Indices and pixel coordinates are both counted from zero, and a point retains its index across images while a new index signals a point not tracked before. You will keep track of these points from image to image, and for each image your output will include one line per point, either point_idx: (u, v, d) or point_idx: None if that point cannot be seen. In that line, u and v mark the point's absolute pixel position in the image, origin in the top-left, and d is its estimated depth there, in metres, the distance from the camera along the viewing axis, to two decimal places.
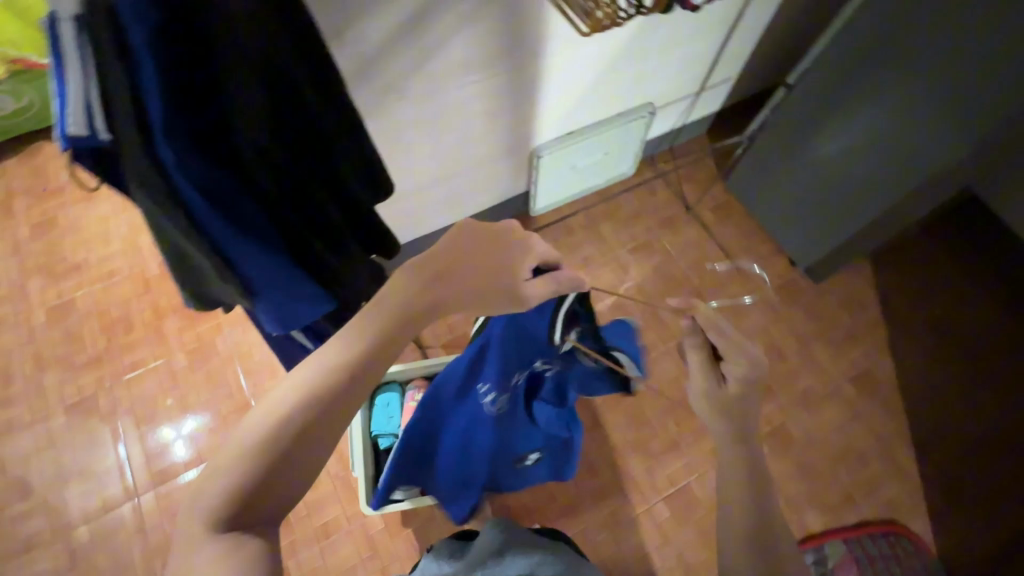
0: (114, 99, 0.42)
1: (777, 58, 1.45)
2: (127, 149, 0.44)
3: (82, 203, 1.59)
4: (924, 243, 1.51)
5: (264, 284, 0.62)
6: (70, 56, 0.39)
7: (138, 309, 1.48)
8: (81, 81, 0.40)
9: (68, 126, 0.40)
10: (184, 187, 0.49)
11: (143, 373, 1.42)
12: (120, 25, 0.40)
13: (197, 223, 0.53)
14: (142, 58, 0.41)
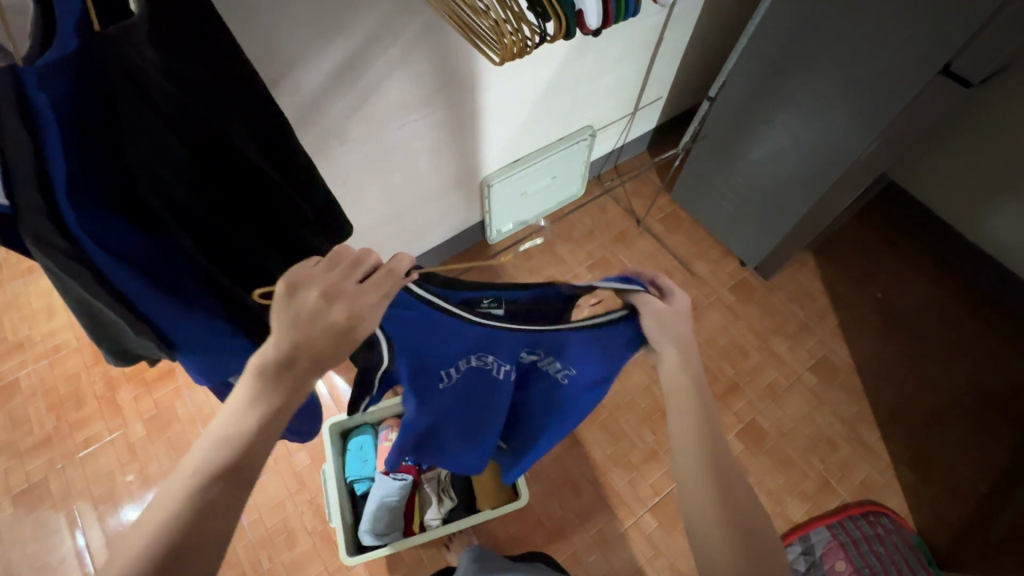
0: (15, 166, 0.37)
1: (700, 76, 1.56)
2: (28, 219, 0.39)
3: (22, 278, 1.53)
4: (858, 232, 1.61)
5: (188, 340, 0.56)
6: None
7: (89, 381, 1.42)
8: None
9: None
10: (93, 252, 0.44)
11: (97, 449, 1.35)
12: (26, 96, 0.37)
13: (108, 284, 0.46)
14: (46, 122, 0.38)
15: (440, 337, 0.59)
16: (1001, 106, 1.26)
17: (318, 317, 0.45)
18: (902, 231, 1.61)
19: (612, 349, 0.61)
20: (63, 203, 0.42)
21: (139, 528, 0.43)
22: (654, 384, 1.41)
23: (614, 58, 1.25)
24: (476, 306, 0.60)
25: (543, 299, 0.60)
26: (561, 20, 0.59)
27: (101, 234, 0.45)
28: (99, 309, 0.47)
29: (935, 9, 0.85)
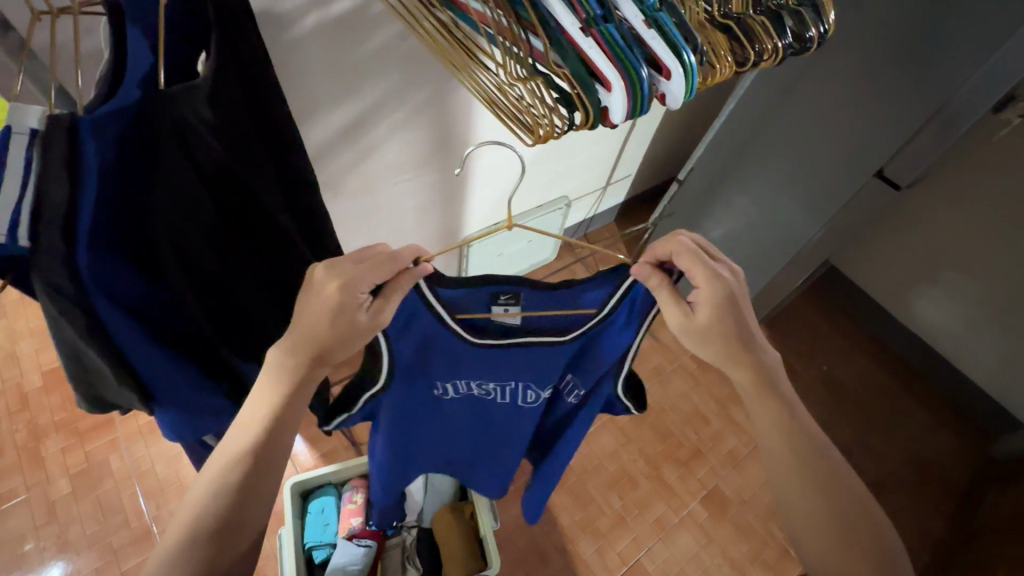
0: (49, 207, 0.37)
1: (665, 159, 1.71)
2: (43, 262, 0.38)
3: None
4: (804, 309, 1.75)
5: (165, 391, 0.52)
6: (15, 171, 0.35)
7: (10, 430, 1.28)
8: (19, 189, 0.36)
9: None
10: (97, 297, 0.42)
11: (7, 509, 1.19)
12: (76, 144, 0.38)
13: (103, 326, 0.44)
14: (87, 169, 0.39)
15: (442, 353, 0.66)
16: (922, 206, 1.45)
17: (332, 301, 0.49)
18: (842, 310, 1.76)
19: (609, 345, 0.67)
20: (80, 249, 0.40)
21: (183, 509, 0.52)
22: (621, 449, 1.42)
23: (591, 138, 1.35)
24: (487, 317, 0.64)
25: (540, 308, 0.63)
26: (593, 107, 0.47)
27: (112, 281, 0.43)
28: (87, 356, 0.44)
29: (863, 127, 1.01)
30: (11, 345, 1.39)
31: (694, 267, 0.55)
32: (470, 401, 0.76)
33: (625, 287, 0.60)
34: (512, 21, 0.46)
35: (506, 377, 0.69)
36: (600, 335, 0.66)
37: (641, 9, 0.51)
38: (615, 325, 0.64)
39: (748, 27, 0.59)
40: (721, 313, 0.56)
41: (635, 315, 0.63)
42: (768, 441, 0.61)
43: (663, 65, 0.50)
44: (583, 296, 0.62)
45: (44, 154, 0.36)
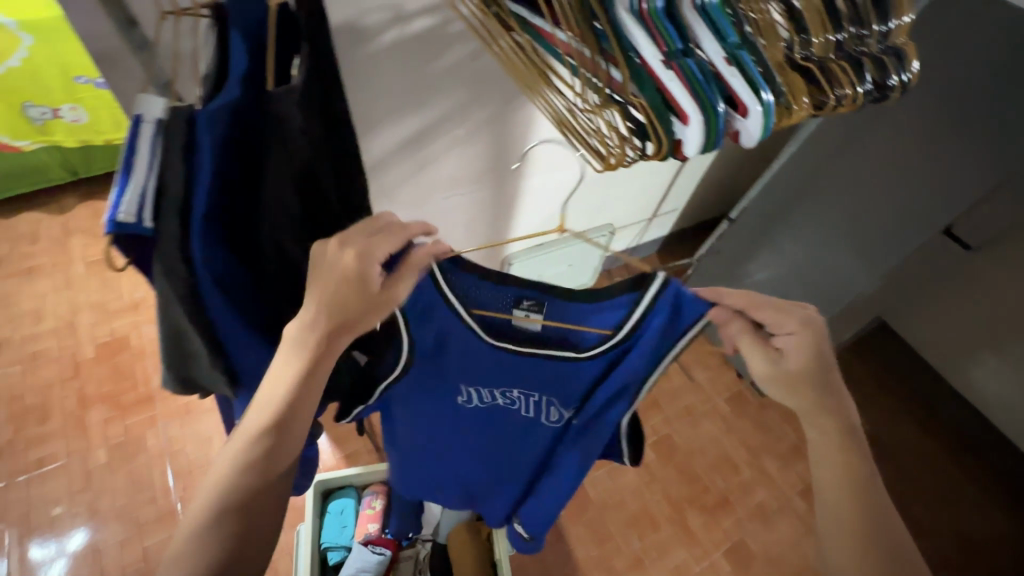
0: (169, 191, 0.37)
1: (715, 197, 1.68)
2: (164, 245, 0.38)
3: (22, 278, 1.53)
4: (848, 361, 1.68)
5: (248, 376, 0.52)
6: (142, 159, 0.37)
7: (61, 396, 1.34)
8: (143, 174, 0.37)
9: (115, 212, 0.35)
10: (206, 287, 0.41)
11: (48, 472, 1.25)
12: (192, 137, 0.39)
13: (204, 315, 0.43)
14: (200, 159, 0.39)
15: (462, 356, 0.66)
16: (986, 269, 1.37)
17: (343, 273, 0.45)
18: (891, 368, 1.68)
19: (631, 365, 0.63)
20: (195, 236, 0.39)
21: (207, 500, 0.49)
22: (645, 487, 1.38)
23: (640, 169, 1.35)
24: (506, 316, 0.63)
25: (567, 311, 0.62)
26: (667, 140, 0.47)
27: (223, 272, 0.42)
28: (188, 335, 0.44)
29: (928, 184, 0.98)
30: (71, 315, 1.47)
31: (784, 317, 0.53)
32: (492, 420, 0.74)
33: (652, 294, 0.57)
34: (594, 51, 0.47)
35: (526, 388, 0.68)
36: (622, 348, 0.62)
37: (721, 46, 0.51)
38: (648, 335, 0.60)
39: (828, 70, 0.58)
40: (815, 359, 0.54)
41: (661, 333, 0.59)
42: (824, 490, 0.55)
43: (740, 103, 0.50)
44: (609, 303, 0.59)
45: (165, 143, 0.37)
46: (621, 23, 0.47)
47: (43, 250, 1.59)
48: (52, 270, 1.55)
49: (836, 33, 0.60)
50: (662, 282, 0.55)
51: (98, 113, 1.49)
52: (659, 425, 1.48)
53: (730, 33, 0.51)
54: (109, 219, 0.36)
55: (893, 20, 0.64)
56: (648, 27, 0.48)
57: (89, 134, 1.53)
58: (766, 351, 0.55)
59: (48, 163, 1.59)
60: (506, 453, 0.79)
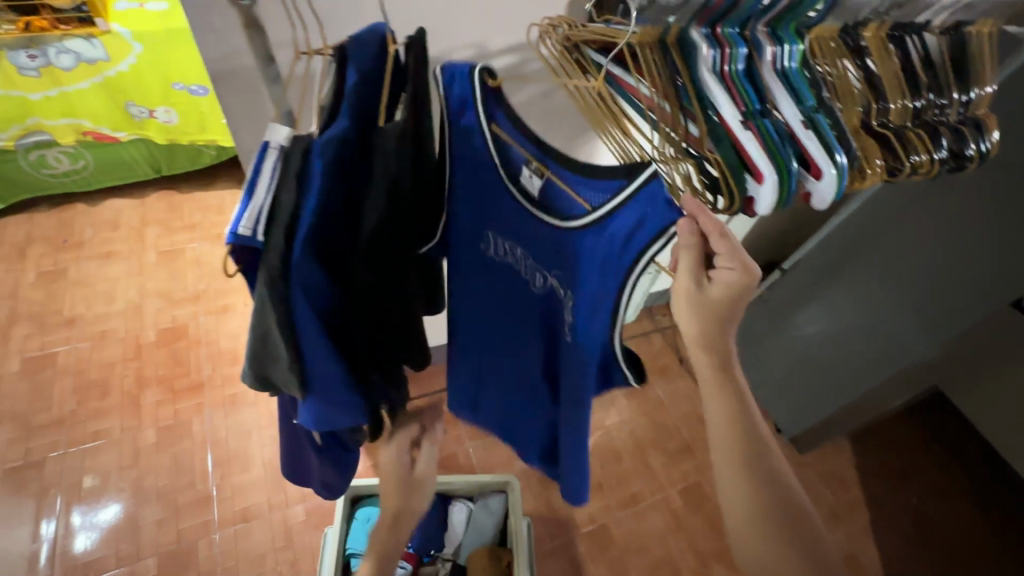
0: (280, 209, 0.42)
1: (767, 245, 1.66)
2: (269, 257, 0.42)
3: (100, 261, 1.65)
4: (897, 430, 1.60)
5: (322, 392, 0.52)
6: (264, 180, 0.41)
7: (121, 374, 1.43)
8: (263, 193, 0.42)
9: (236, 226, 0.41)
10: (296, 295, 0.45)
11: (101, 445, 1.32)
12: (306, 162, 0.42)
13: (292, 322, 0.46)
14: (310, 180, 0.42)
15: (495, 204, 0.60)
16: None
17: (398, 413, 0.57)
18: (942, 443, 1.59)
19: (598, 273, 0.52)
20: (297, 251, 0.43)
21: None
22: (670, 535, 1.34)
23: None
24: (517, 164, 0.55)
25: (566, 189, 0.52)
26: (739, 194, 0.48)
27: (313, 285, 0.46)
28: (275, 341, 0.47)
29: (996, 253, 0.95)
30: (139, 300, 1.58)
31: (723, 247, 0.51)
32: (512, 284, 0.68)
33: (632, 190, 0.45)
34: (674, 108, 0.49)
35: (534, 253, 0.60)
36: (602, 247, 0.50)
37: (799, 109, 0.52)
38: (613, 233, 0.48)
39: (904, 137, 0.58)
40: (736, 298, 0.53)
41: (637, 237, 0.46)
42: (716, 439, 0.59)
43: (813, 165, 0.50)
44: (595, 180, 0.48)
45: (283, 167, 0.42)
46: (703, 82, 0.49)
47: (122, 236, 1.72)
48: (126, 256, 1.68)
49: (914, 100, 0.60)
50: (648, 173, 0.44)
51: (187, 116, 1.62)
52: (689, 471, 1.44)
53: (808, 96, 0.52)
54: (232, 231, 0.41)
55: (973, 89, 0.63)
56: (727, 87, 0.50)
57: (177, 133, 1.67)
58: (694, 278, 0.54)
59: (133, 158, 1.73)
60: (520, 334, 0.71)
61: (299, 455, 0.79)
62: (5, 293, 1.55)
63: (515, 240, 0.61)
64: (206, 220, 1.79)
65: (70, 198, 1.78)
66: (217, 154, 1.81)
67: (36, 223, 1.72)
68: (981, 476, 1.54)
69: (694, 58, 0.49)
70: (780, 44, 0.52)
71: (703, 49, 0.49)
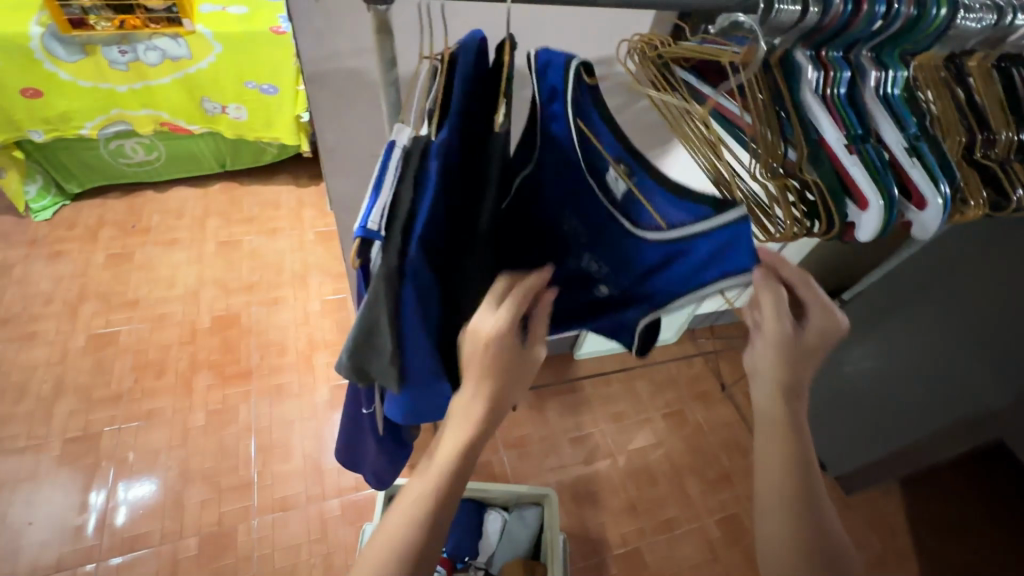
0: (400, 206, 0.41)
1: None
2: (388, 253, 0.41)
3: (164, 247, 1.74)
4: (951, 480, 1.52)
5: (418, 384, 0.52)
6: (389, 177, 0.41)
7: (176, 356, 1.49)
8: (388, 189, 0.40)
9: (365, 223, 0.40)
10: (406, 291, 0.44)
11: (154, 422, 1.38)
12: (426, 159, 0.41)
13: (400, 318, 0.46)
14: (430, 178, 0.41)
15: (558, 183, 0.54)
16: None
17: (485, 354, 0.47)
18: (999, 498, 1.50)
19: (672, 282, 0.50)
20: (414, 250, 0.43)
21: (385, 531, 0.47)
22: (705, 566, 1.29)
23: None
24: (592, 157, 0.50)
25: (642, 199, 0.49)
26: (838, 221, 0.48)
27: (425, 281, 0.45)
28: (381, 340, 0.47)
29: None
30: (197, 286, 1.65)
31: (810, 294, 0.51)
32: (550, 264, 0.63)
33: (720, 224, 0.43)
34: (776, 132, 0.49)
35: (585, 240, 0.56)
36: (672, 257, 0.49)
37: (902, 136, 0.51)
38: (694, 255, 0.46)
39: (1010, 170, 0.55)
40: (819, 346, 0.52)
41: (712, 267, 0.45)
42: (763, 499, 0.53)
43: (916, 194, 0.49)
44: (687, 204, 0.45)
45: (406, 164, 0.41)
46: (806, 105, 0.48)
47: (185, 225, 1.80)
48: (188, 244, 1.75)
49: None
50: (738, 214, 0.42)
51: (256, 114, 1.69)
52: (727, 501, 1.39)
53: (912, 124, 0.51)
54: (358, 228, 0.40)
55: None
56: (831, 111, 0.49)
57: (244, 130, 1.73)
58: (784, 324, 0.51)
59: (202, 151, 1.82)
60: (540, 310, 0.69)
61: (356, 444, 0.81)
62: (77, 271, 1.64)
63: (556, 223, 0.57)
64: (263, 214, 1.86)
65: (140, 185, 1.88)
66: (278, 152, 1.89)
67: (109, 207, 1.82)
68: None
69: (799, 81, 0.48)
70: (886, 70, 0.51)
71: (809, 72, 0.48)
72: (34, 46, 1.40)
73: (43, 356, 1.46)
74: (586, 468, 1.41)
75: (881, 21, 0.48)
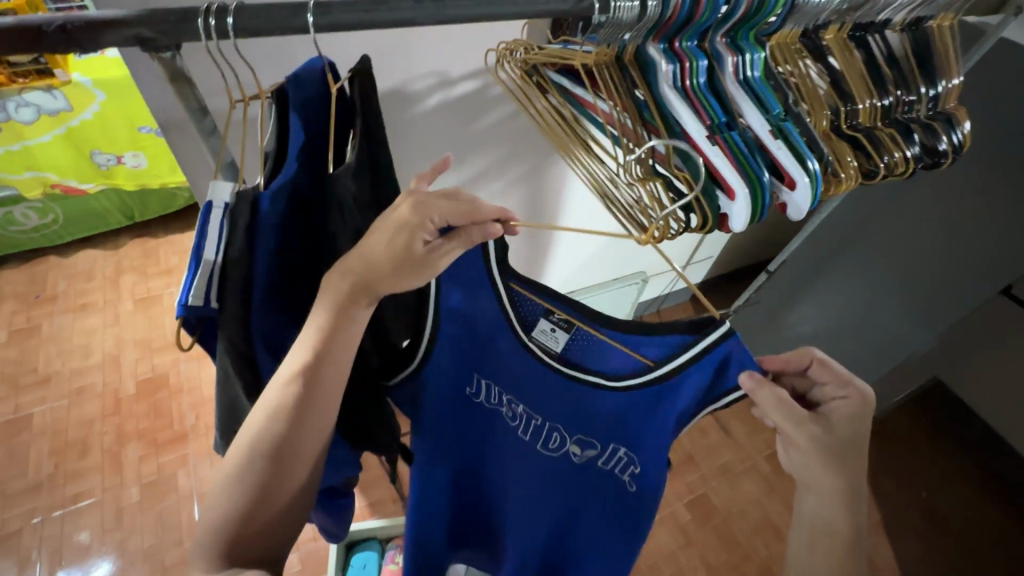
0: (231, 270, 0.40)
1: (754, 245, 1.64)
2: (226, 322, 0.41)
3: (74, 314, 1.61)
4: (899, 423, 1.58)
5: None
6: (210, 243, 0.39)
7: (100, 430, 1.38)
8: (211, 254, 0.39)
9: (186, 297, 0.38)
10: (259, 348, 0.44)
11: (82, 507, 1.27)
12: (256, 214, 0.41)
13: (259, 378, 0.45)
14: (262, 231, 0.42)
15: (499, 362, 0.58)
16: None
17: (387, 232, 0.41)
18: (946, 432, 1.57)
19: (668, 421, 0.54)
20: (256, 304, 0.43)
21: (219, 473, 0.42)
22: (680, 553, 1.29)
23: None
24: (544, 326, 0.57)
25: (611, 345, 0.55)
26: (712, 214, 0.47)
27: (272, 334, 0.46)
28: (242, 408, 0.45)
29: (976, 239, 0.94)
30: (116, 351, 1.53)
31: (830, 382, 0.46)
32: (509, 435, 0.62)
33: (710, 340, 0.50)
34: (636, 127, 0.49)
35: (543, 399, 0.58)
36: (660, 401, 0.54)
37: (767, 118, 0.50)
38: (688, 386, 0.52)
39: (875, 137, 0.56)
40: (852, 437, 0.44)
41: (698, 394, 0.52)
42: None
43: (786, 175, 0.49)
44: (658, 338, 0.52)
45: (231, 225, 0.40)
46: (665, 99, 0.47)
47: (96, 287, 1.68)
48: (101, 307, 1.63)
49: (882, 98, 0.59)
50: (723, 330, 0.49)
51: (156, 158, 1.61)
52: (694, 483, 1.40)
53: (775, 105, 0.51)
54: (181, 303, 0.39)
55: (941, 82, 0.62)
56: (692, 102, 0.48)
57: (147, 178, 1.65)
58: (811, 428, 0.44)
59: (104, 208, 1.70)
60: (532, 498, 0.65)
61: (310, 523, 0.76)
62: None
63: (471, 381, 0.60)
64: (182, 263, 1.76)
65: (41, 252, 1.74)
66: (190, 198, 1.79)
67: (6, 279, 1.67)
68: (988, 462, 1.52)
69: (654, 75, 0.47)
70: (742, 53, 0.50)
71: (663, 65, 0.47)
72: None
73: None
74: None
75: (725, 6, 0.46)
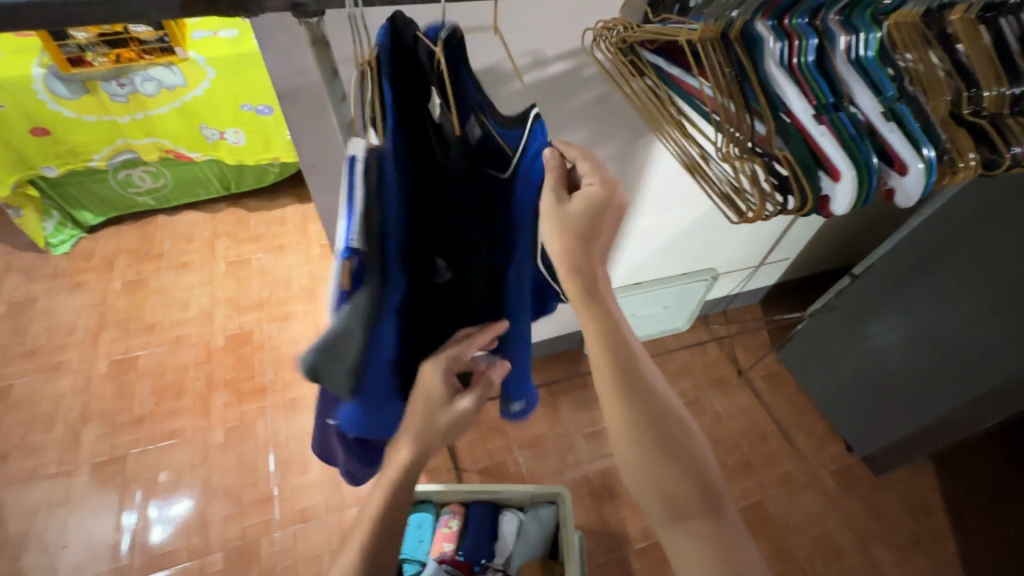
0: (372, 217, 0.43)
1: (836, 246, 1.55)
2: (370, 262, 0.44)
3: (175, 271, 1.78)
4: (986, 450, 1.45)
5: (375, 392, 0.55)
6: (358, 191, 0.42)
7: (194, 376, 1.53)
8: (360, 203, 0.42)
9: (350, 238, 0.42)
10: (387, 301, 0.48)
11: (175, 443, 1.41)
12: (381, 170, 0.43)
13: (374, 326, 0.48)
14: (387, 186, 0.44)
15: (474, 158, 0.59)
16: None
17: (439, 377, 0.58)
18: None
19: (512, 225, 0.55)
20: (388, 252, 0.46)
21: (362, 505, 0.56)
22: None
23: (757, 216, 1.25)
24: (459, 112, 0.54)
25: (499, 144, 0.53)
26: (812, 194, 0.46)
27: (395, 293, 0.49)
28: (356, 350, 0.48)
29: None
30: (209, 307, 1.69)
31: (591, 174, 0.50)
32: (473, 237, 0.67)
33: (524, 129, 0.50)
34: (740, 105, 0.47)
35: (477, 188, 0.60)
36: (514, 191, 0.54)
37: (879, 100, 0.48)
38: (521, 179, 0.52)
39: (1003, 126, 0.52)
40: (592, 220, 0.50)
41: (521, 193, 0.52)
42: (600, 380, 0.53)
43: (896, 160, 0.47)
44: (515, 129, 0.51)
45: (373, 176, 0.42)
46: (769, 76, 0.47)
47: (194, 249, 1.84)
48: (199, 266, 1.80)
49: (1013, 86, 0.54)
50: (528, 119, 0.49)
51: (253, 136, 1.72)
52: (751, 489, 1.34)
53: (889, 87, 0.49)
54: (346, 244, 0.42)
55: None
56: (798, 81, 0.47)
57: (242, 152, 1.77)
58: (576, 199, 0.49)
59: (205, 176, 1.86)
60: None
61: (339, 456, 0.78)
62: (95, 300, 1.70)
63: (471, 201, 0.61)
64: (270, 232, 1.90)
65: (151, 213, 1.94)
66: (280, 172, 1.93)
67: (123, 236, 1.88)
68: None
69: (759, 53, 0.47)
70: (857, 32, 0.48)
71: (770, 43, 0.47)
72: (37, 87, 1.42)
73: (68, 385, 1.52)
74: (604, 462, 1.40)
75: None
